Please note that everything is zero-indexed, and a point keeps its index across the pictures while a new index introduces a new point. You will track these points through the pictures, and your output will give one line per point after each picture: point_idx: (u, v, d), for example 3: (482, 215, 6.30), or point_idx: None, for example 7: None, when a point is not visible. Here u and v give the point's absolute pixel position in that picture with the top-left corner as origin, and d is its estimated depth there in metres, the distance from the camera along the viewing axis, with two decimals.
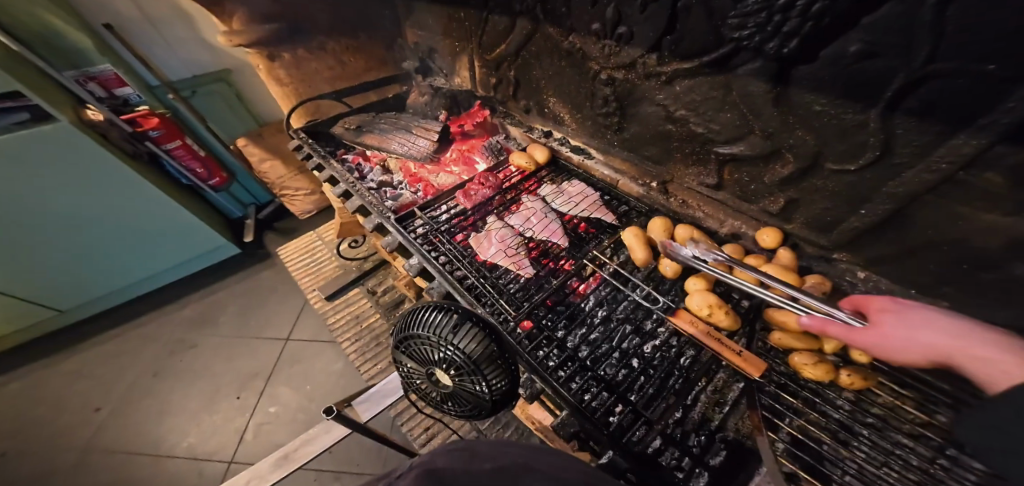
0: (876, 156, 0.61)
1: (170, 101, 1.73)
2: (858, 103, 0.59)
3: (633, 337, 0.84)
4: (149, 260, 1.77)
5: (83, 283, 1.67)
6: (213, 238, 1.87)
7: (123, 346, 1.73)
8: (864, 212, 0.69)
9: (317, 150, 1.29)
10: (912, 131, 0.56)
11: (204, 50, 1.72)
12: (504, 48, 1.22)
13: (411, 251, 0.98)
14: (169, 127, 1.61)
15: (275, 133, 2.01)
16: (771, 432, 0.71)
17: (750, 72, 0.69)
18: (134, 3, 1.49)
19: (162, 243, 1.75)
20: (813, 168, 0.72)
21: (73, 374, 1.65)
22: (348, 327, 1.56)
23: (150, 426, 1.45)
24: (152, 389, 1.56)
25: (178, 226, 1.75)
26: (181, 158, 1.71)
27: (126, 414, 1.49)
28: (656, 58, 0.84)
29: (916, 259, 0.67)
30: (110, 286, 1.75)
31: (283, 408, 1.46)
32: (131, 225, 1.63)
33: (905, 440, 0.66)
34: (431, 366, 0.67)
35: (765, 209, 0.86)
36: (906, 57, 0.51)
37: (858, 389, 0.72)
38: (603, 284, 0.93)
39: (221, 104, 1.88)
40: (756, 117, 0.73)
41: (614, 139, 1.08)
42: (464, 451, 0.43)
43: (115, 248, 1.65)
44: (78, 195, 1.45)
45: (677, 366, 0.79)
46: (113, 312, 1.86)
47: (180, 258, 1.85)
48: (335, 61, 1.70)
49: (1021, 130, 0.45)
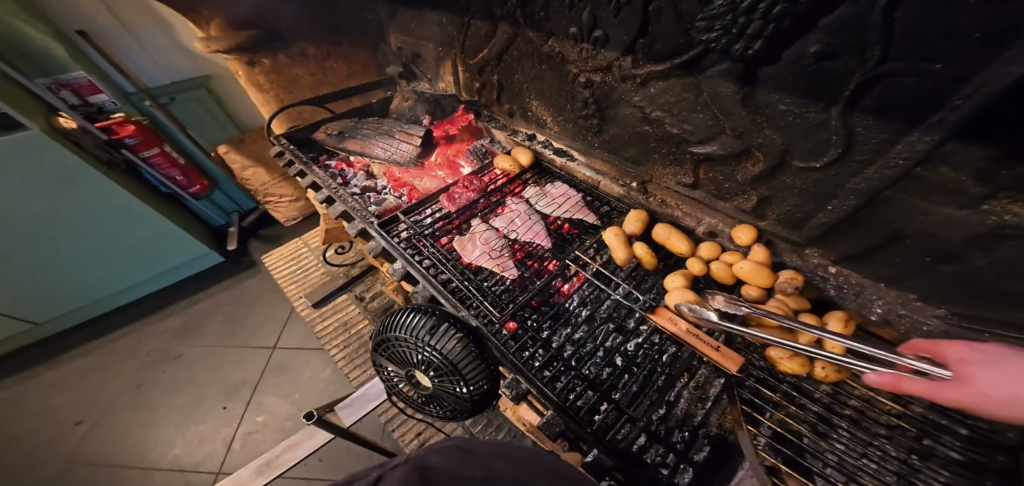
0: (839, 154, 0.63)
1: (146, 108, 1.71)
2: (819, 102, 0.61)
3: (616, 335, 0.85)
4: (129, 270, 1.74)
5: (62, 294, 1.64)
6: (196, 246, 1.85)
7: (104, 357, 1.70)
8: (831, 208, 0.71)
9: (298, 156, 1.28)
10: (870, 129, 0.57)
11: (182, 56, 1.72)
12: (485, 53, 1.23)
13: (395, 256, 0.97)
14: (145, 134, 1.59)
15: (258, 140, 2.00)
16: (752, 426, 0.71)
17: (718, 73, 0.71)
18: (108, 9, 1.49)
19: (142, 252, 1.73)
20: (781, 166, 0.73)
21: (52, 388, 1.61)
22: (336, 334, 1.55)
23: (133, 439, 1.42)
24: (134, 401, 1.53)
25: (160, 235, 1.73)
26: (160, 166, 1.69)
27: (108, 427, 1.46)
28: (631, 60, 0.85)
29: (883, 253, 0.69)
30: (89, 297, 1.72)
31: (271, 416, 1.44)
32: (110, 235, 1.61)
33: (882, 430, 0.67)
34: (410, 368, 0.66)
35: (739, 207, 0.87)
36: (861, 57, 0.53)
37: (834, 382, 0.73)
38: (586, 283, 0.94)
39: (199, 111, 1.88)
40: (727, 117, 0.75)
41: (595, 141, 1.09)
42: (457, 452, 0.43)
43: (94, 257, 1.62)
44: (54, 204, 1.43)
45: (659, 364, 0.79)
46: (93, 324, 1.82)
47: (162, 267, 1.82)
48: (317, 67, 1.70)
49: (969, 127, 0.47)
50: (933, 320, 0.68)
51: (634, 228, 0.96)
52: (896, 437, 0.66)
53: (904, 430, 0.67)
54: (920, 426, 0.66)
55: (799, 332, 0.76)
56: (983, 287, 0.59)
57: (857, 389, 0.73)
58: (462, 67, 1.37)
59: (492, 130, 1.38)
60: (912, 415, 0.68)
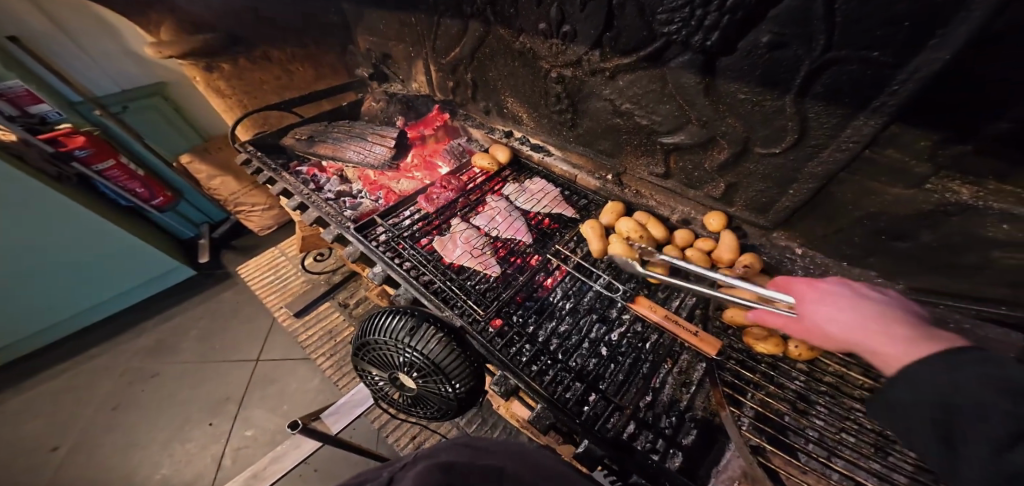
0: (795, 139, 0.66)
1: (97, 117, 1.63)
2: (774, 90, 0.63)
3: (600, 325, 0.87)
4: (91, 288, 1.66)
5: (21, 318, 1.56)
6: (166, 260, 1.80)
7: (72, 382, 1.62)
8: (792, 192, 0.74)
9: (267, 164, 1.24)
10: (822, 115, 0.60)
11: (131, 62, 1.64)
12: (457, 51, 1.22)
13: (374, 260, 0.96)
14: (98, 146, 1.52)
15: (222, 147, 1.94)
16: (735, 408, 0.74)
17: (681, 64, 0.73)
18: (44, 14, 1.40)
19: (105, 270, 1.65)
20: (744, 152, 0.76)
21: (16, 417, 1.52)
22: (322, 343, 1.53)
23: (110, 465, 1.36)
24: (108, 426, 1.46)
25: (123, 251, 1.66)
26: (118, 179, 1.61)
27: (81, 454, 1.39)
28: (597, 54, 0.86)
29: (843, 233, 0.73)
30: (52, 319, 1.64)
31: (259, 430, 1.41)
32: (68, 253, 1.52)
33: (857, 405, 0.71)
34: (393, 371, 0.66)
35: (708, 195, 0.90)
36: (808, 46, 0.55)
37: (808, 360, 0.76)
38: (568, 276, 0.95)
39: (156, 119, 1.80)
40: (692, 107, 0.77)
41: (571, 135, 1.10)
42: (469, 447, 0.44)
43: (50, 279, 1.53)
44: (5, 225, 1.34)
45: (643, 352, 0.82)
46: (58, 349, 1.74)
47: (129, 284, 1.76)
48: (283, 71, 1.65)
49: (909, 109, 0.51)
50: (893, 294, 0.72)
51: (610, 220, 0.98)
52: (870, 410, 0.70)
53: None
54: None
55: None
56: (933, 259, 0.63)
57: (831, 366, 0.77)
58: (434, 66, 1.35)
59: (469, 129, 1.38)
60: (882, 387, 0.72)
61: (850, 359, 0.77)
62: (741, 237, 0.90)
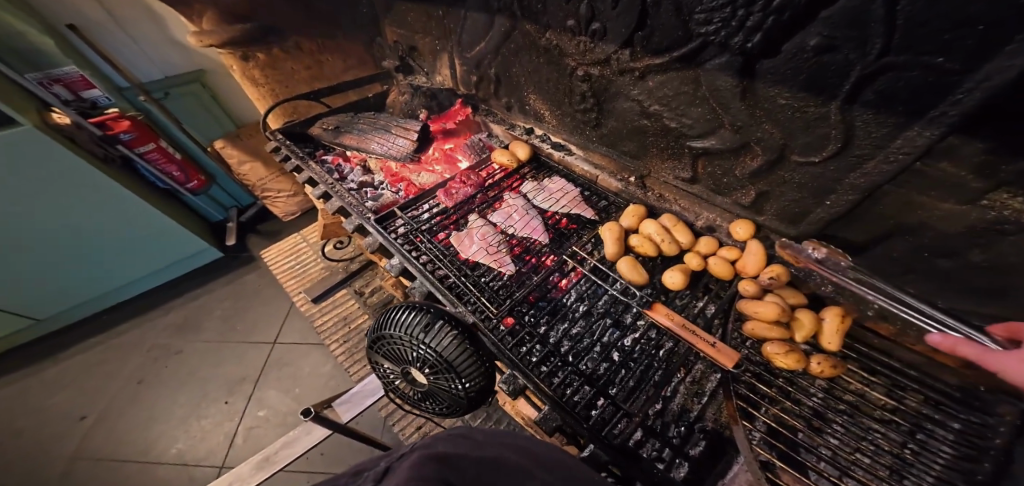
0: (838, 148, 0.62)
1: (141, 103, 1.71)
2: (819, 96, 0.60)
3: (613, 330, 0.85)
4: (129, 265, 1.76)
5: (64, 290, 1.66)
6: (195, 242, 1.87)
7: (105, 353, 1.71)
8: (829, 203, 0.70)
9: (295, 152, 1.28)
10: (871, 123, 0.57)
11: (174, 50, 1.71)
12: (482, 46, 1.22)
13: (392, 252, 0.97)
14: (139, 130, 1.59)
15: (252, 134, 2.00)
16: (747, 421, 0.71)
17: (718, 66, 0.70)
18: (100, 4, 1.48)
19: (141, 248, 1.74)
20: (779, 160, 0.73)
21: (55, 383, 1.63)
22: (336, 329, 1.56)
23: (135, 434, 1.44)
24: (135, 397, 1.54)
25: (156, 232, 1.74)
26: (157, 162, 1.70)
27: (110, 422, 1.48)
28: (628, 52, 0.84)
29: (882, 249, 0.69)
30: (90, 292, 1.74)
31: (272, 411, 1.45)
32: (109, 231, 1.62)
33: (875, 424, 0.67)
34: (406, 365, 0.67)
35: (737, 202, 0.87)
36: (863, 49, 0.52)
37: (829, 377, 0.73)
38: (583, 279, 0.93)
39: (195, 105, 1.88)
40: (726, 111, 0.74)
41: (594, 135, 1.09)
42: (466, 438, 0.43)
43: (92, 254, 1.63)
44: (52, 201, 1.43)
45: (656, 359, 0.79)
46: (94, 321, 1.84)
47: (160, 263, 1.84)
48: (313, 61, 1.70)
49: (973, 120, 0.47)
50: (931, 316, 0.68)
51: (630, 224, 0.96)
52: (890, 431, 0.66)
53: (897, 424, 0.66)
54: (912, 417, 0.66)
55: (794, 327, 0.76)
56: (984, 282, 0.58)
57: (851, 384, 0.73)
58: (459, 61, 1.36)
59: (491, 125, 1.38)
60: (907, 409, 0.67)
61: (874, 378, 0.72)
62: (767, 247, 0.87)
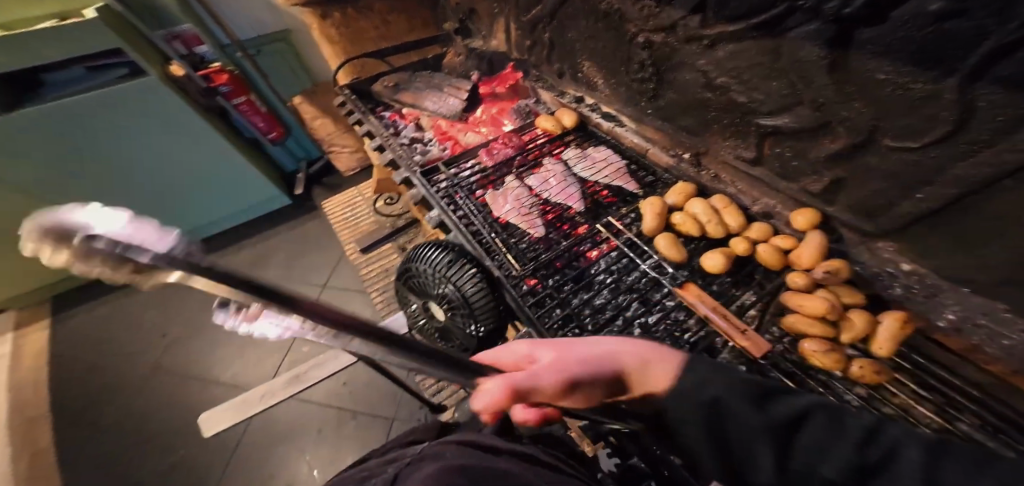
0: (948, 133, 0.52)
1: (238, 58, 1.90)
2: (933, 70, 0.50)
3: (638, 305, 0.80)
4: (216, 207, 1.99)
5: (165, 221, 1.93)
6: (266, 189, 2.06)
7: (189, 282, 1.97)
8: (920, 197, 0.60)
9: (358, 106, 1.36)
10: (997, 104, 0.46)
11: (266, 11, 1.87)
12: (540, 8, 1.17)
13: (433, 205, 1.00)
14: (234, 83, 1.77)
15: (323, 94, 2.15)
16: None
17: (807, 33, 0.60)
18: None
19: (228, 192, 1.97)
20: (867, 143, 0.63)
21: (156, 302, 1.92)
22: (378, 278, 1.69)
23: (206, 354, 1.68)
24: (210, 321, 1.79)
25: (236, 177, 1.94)
26: (247, 113, 1.89)
27: (189, 341, 1.74)
28: (700, 17, 0.76)
29: (983, 257, 0.57)
30: (185, 227, 1.99)
31: (313, 347, 1.62)
32: (204, 173, 1.85)
33: None
34: (433, 300, 0.79)
35: (806, 189, 0.77)
36: (1003, 17, 0.41)
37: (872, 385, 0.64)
38: (616, 251, 0.89)
39: (281, 63, 2.06)
40: (808, 86, 0.65)
41: (650, 108, 1.02)
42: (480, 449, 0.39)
43: (189, 192, 1.87)
44: (164, 140, 1.66)
45: (681, 342, 0.74)
46: None
47: (237, 207, 2.05)
48: (381, 22, 1.76)
49: None
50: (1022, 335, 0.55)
51: (675, 201, 0.90)
52: None
53: None
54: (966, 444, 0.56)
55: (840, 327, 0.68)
56: None
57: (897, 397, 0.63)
58: (516, 24, 1.32)
59: (539, 91, 1.34)
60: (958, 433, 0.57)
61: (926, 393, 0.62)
62: (832, 241, 0.77)
